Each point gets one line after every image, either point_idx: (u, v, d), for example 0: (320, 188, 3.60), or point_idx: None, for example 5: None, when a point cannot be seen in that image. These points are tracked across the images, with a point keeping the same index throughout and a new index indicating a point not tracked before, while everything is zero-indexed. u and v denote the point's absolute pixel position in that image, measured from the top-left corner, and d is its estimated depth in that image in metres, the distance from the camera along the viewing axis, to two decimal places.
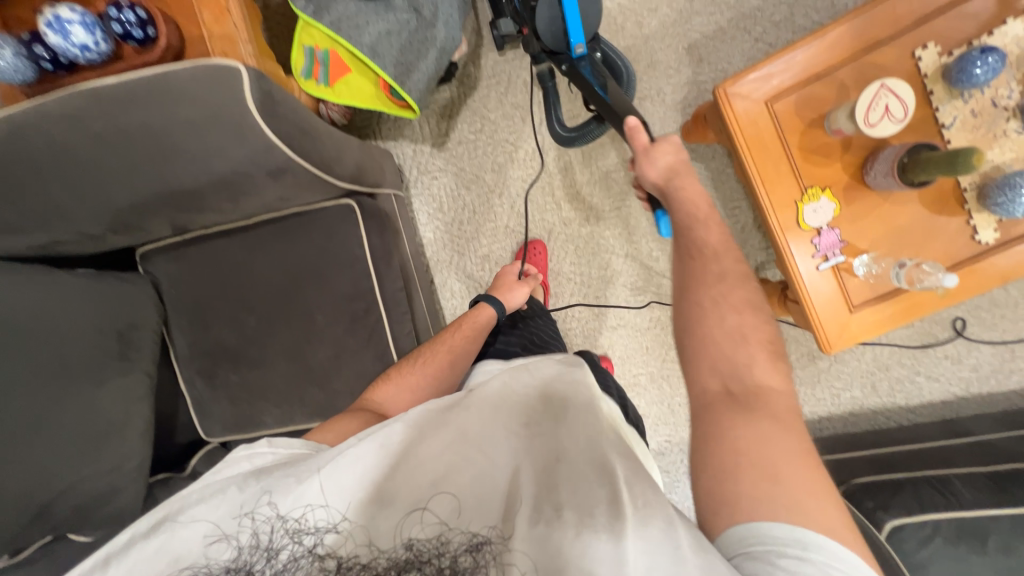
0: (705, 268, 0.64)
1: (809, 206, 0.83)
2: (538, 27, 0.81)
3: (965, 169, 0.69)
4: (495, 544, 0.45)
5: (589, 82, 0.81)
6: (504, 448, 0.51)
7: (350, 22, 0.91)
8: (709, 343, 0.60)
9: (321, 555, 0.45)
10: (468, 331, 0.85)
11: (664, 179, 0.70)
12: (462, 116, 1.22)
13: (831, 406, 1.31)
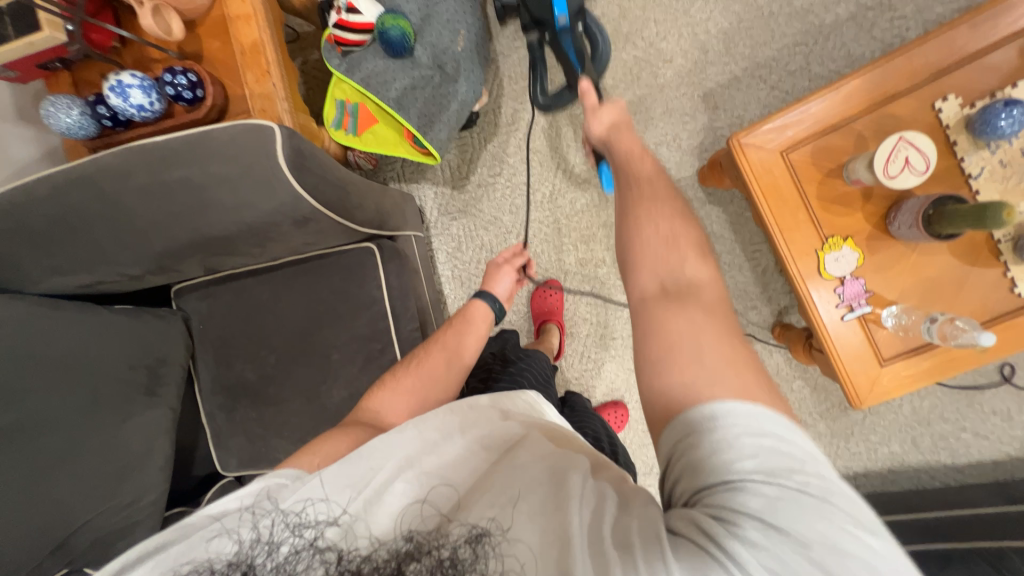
0: (641, 192, 0.64)
1: (831, 255, 0.81)
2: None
3: (998, 225, 0.67)
4: (496, 536, 0.44)
5: (565, 58, 0.88)
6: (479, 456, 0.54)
7: (378, 78, 0.98)
8: (646, 254, 0.59)
9: (321, 547, 0.45)
10: (460, 329, 0.87)
11: (606, 133, 0.75)
12: (482, 160, 1.27)
13: (866, 462, 1.22)
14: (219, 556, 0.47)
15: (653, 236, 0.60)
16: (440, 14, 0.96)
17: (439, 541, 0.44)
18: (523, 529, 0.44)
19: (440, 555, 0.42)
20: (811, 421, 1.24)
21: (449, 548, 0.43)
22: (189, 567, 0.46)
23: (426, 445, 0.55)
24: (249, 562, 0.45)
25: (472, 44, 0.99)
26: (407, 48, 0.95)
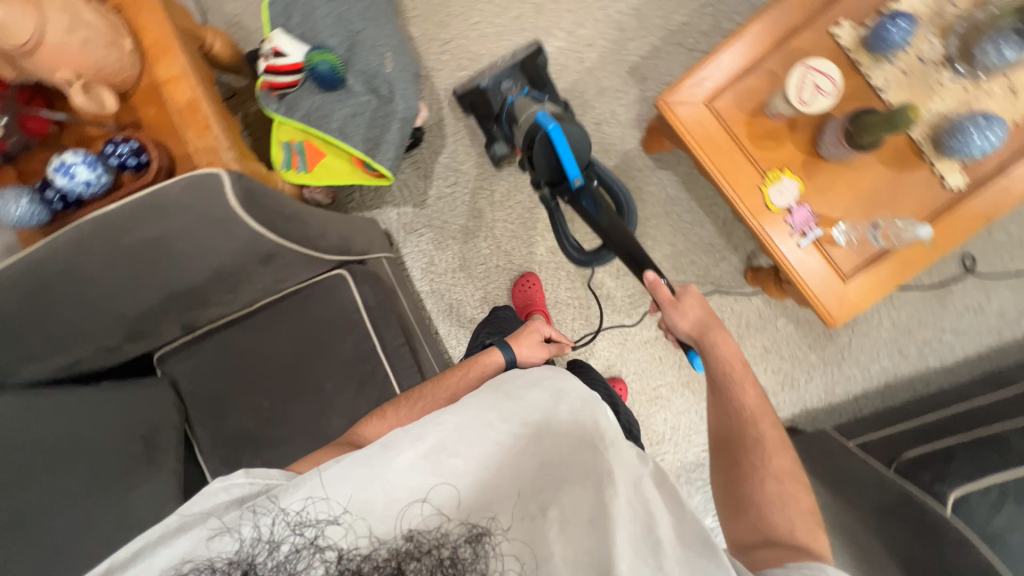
0: (745, 430, 0.72)
1: (773, 187, 0.85)
2: (538, 166, 0.94)
3: (907, 123, 0.72)
4: (495, 534, 0.59)
5: (591, 212, 0.93)
6: (501, 450, 0.65)
7: (318, 113, 1.01)
8: (756, 503, 0.66)
9: (321, 545, 0.58)
10: (476, 372, 0.88)
11: (698, 331, 0.80)
12: (436, 173, 1.30)
13: (863, 382, 1.25)
14: (222, 555, 0.59)
15: (765, 488, 0.67)
16: (365, 40, 1.00)
17: (440, 542, 0.58)
18: (558, 538, 0.58)
19: (442, 554, 0.57)
20: (801, 355, 1.27)
21: (449, 548, 0.57)
22: (191, 564, 0.58)
23: (446, 441, 0.65)
24: (251, 561, 0.58)
25: (401, 60, 1.02)
26: (339, 80, 1.00)
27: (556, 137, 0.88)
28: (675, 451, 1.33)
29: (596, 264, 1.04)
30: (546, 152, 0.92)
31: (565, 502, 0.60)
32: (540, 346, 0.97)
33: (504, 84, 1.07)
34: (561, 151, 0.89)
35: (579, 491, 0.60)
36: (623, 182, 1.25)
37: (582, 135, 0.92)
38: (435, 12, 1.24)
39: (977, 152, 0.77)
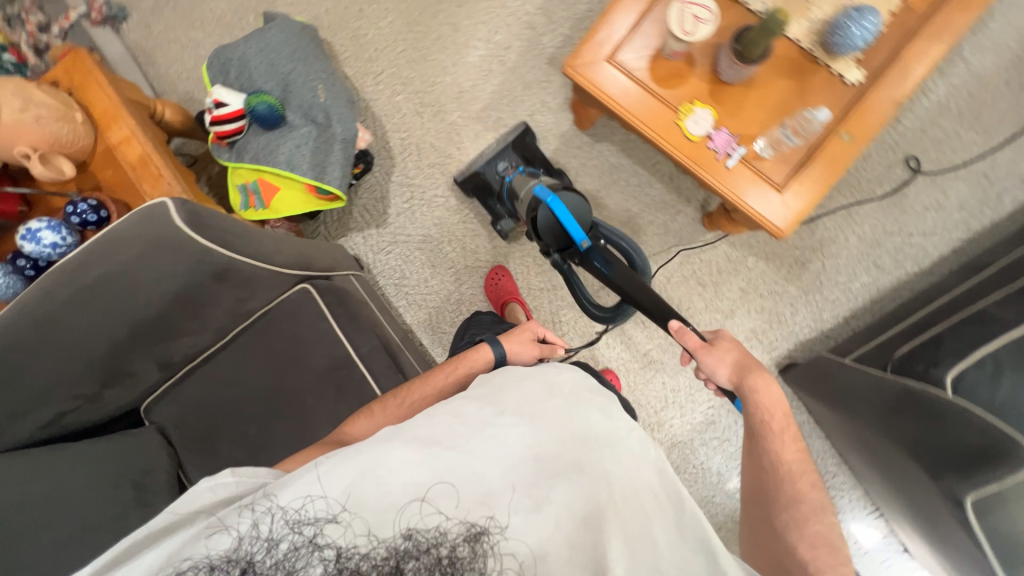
0: (782, 484, 0.73)
1: (689, 120, 0.90)
2: (543, 234, 0.98)
3: (781, 25, 0.77)
4: (495, 534, 0.59)
5: (604, 270, 0.91)
6: (506, 451, 0.65)
7: (265, 151, 1.09)
8: (788, 559, 0.67)
9: (320, 543, 0.57)
10: (463, 368, 0.86)
11: (737, 375, 0.80)
12: (392, 191, 1.37)
13: (848, 303, 1.25)
14: (218, 552, 0.58)
15: (797, 543, 0.67)
16: (298, 79, 1.10)
17: (439, 541, 0.58)
18: (553, 534, 0.60)
19: (440, 553, 0.57)
20: (780, 289, 1.27)
21: (446, 548, 0.58)
22: (189, 562, 0.57)
23: (439, 441, 0.65)
24: (250, 559, 0.57)
25: (333, 90, 1.11)
26: (278, 117, 1.08)
27: (554, 205, 0.96)
28: (683, 415, 1.31)
29: (620, 321, 1.01)
30: (549, 217, 0.97)
31: (564, 500, 0.62)
32: (531, 346, 0.92)
33: (499, 165, 1.23)
34: (563, 219, 0.95)
35: (580, 490, 0.63)
36: (567, 162, 1.31)
37: (581, 201, 0.99)
38: (363, 49, 1.35)
39: (859, 43, 0.83)
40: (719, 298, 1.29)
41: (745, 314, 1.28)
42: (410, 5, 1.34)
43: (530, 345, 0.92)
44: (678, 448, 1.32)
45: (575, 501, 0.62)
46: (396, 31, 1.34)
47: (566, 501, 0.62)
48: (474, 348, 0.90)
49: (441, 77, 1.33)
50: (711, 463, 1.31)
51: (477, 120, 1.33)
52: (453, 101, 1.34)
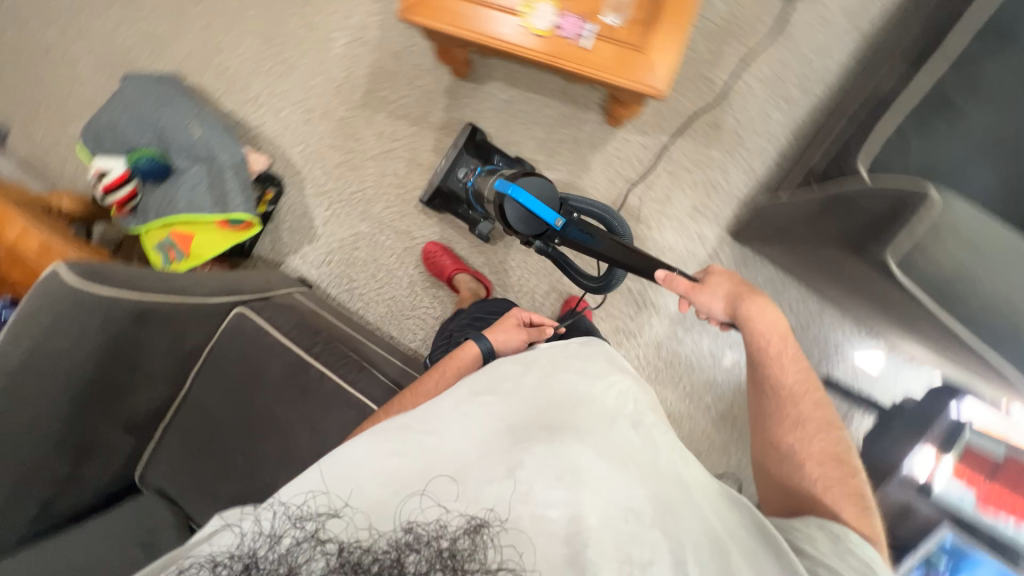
0: (783, 408, 0.74)
1: (533, 17, 0.91)
2: (517, 229, 0.91)
3: None
4: (495, 525, 0.52)
5: (590, 244, 0.87)
6: (483, 430, 0.64)
7: (165, 203, 1.11)
8: (796, 475, 0.71)
9: (321, 539, 0.49)
10: (452, 371, 0.82)
11: (731, 307, 0.76)
12: (310, 204, 1.37)
13: (772, 147, 1.24)
14: (222, 550, 0.51)
15: (809, 464, 0.70)
16: (170, 125, 1.11)
17: (439, 535, 0.48)
18: (548, 507, 0.55)
19: (440, 546, 0.47)
20: (705, 158, 1.26)
21: (447, 540, 0.47)
22: (193, 559, 0.51)
23: (434, 438, 0.63)
24: (252, 557, 0.48)
25: (208, 123, 1.12)
26: (165, 167, 1.10)
27: (518, 197, 0.88)
28: (657, 311, 1.32)
29: (615, 284, 0.98)
30: (517, 209, 0.90)
31: (538, 465, 0.58)
32: (517, 333, 0.88)
33: (459, 171, 1.26)
34: (531, 206, 0.88)
35: (570, 446, 0.60)
36: (461, 114, 1.31)
37: (544, 181, 0.90)
38: (233, 80, 1.35)
39: None
40: (650, 188, 1.28)
41: (680, 194, 1.28)
42: (260, 22, 1.34)
43: (516, 334, 0.88)
44: (665, 345, 1.32)
45: (558, 460, 0.59)
46: (257, 52, 1.34)
47: (552, 463, 0.59)
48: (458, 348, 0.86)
49: (315, 79, 1.34)
50: (700, 347, 1.32)
51: (363, 106, 1.33)
52: (334, 98, 1.34)
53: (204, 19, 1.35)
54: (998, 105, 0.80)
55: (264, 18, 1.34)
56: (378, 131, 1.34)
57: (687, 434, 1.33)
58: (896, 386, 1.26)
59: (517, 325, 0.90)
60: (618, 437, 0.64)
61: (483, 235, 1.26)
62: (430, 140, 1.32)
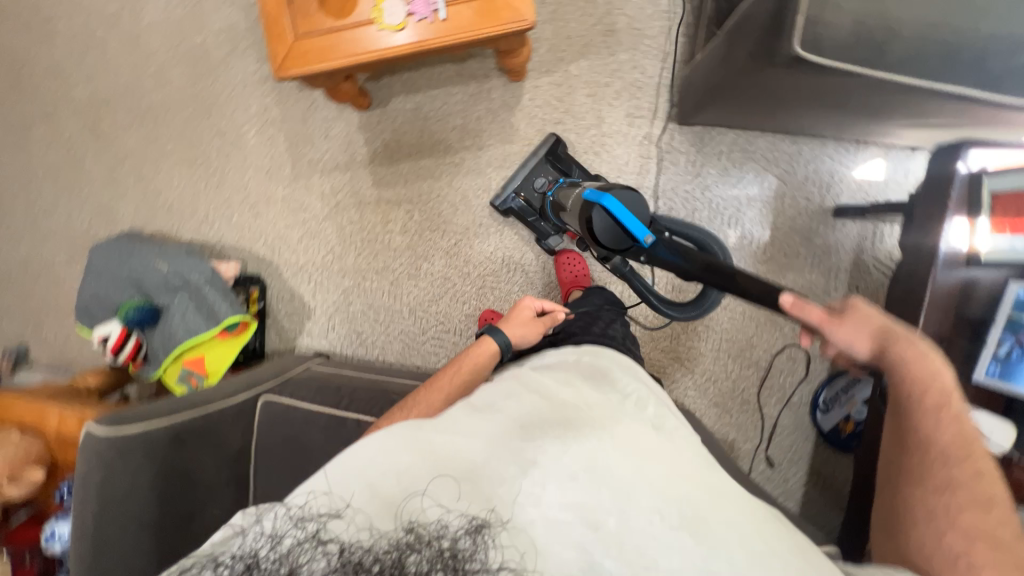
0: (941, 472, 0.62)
1: (384, 15, 0.92)
2: (600, 238, 0.81)
3: None
4: (495, 527, 0.51)
5: (682, 267, 0.78)
6: (487, 427, 0.60)
7: (166, 340, 1.18)
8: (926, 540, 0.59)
9: (322, 540, 0.48)
10: (472, 366, 0.84)
11: (879, 347, 0.67)
12: (292, 284, 1.43)
13: (673, 23, 1.22)
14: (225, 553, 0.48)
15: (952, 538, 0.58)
16: (141, 272, 1.18)
17: (441, 533, 0.48)
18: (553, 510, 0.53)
19: (443, 545, 0.47)
20: (616, 65, 1.25)
21: (449, 539, 0.47)
22: (194, 561, 0.48)
23: (442, 432, 0.59)
24: (254, 557, 0.46)
25: (171, 256, 1.20)
26: (152, 309, 1.17)
27: (611, 206, 0.79)
28: None
29: (681, 314, 0.98)
30: (605, 220, 0.80)
31: (553, 464, 0.56)
32: (534, 325, 0.93)
33: (538, 181, 1.23)
34: (624, 219, 0.79)
35: (583, 442, 0.58)
36: (382, 140, 1.35)
37: (636, 193, 0.81)
38: (181, 212, 1.44)
39: None
40: (581, 117, 1.27)
41: (610, 109, 1.26)
42: (178, 150, 1.42)
43: (535, 326, 0.93)
44: None
45: (575, 461, 0.56)
46: (188, 178, 1.43)
47: (569, 464, 0.56)
48: (476, 343, 0.88)
49: (246, 175, 1.41)
50: None
51: (297, 177, 1.39)
52: (269, 182, 1.40)
53: (133, 173, 1.45)
54: None
55: (180, 145, 1.42)
56: (319, 192, 1.38)
57: (729, 324, 1.30)
58: (907, 175, 1.19)
59: (532, 316, 0.94)
60: (636, 437, 0.61)
61: (551, 249, 1.29)
62: (367, 176, 1.36)
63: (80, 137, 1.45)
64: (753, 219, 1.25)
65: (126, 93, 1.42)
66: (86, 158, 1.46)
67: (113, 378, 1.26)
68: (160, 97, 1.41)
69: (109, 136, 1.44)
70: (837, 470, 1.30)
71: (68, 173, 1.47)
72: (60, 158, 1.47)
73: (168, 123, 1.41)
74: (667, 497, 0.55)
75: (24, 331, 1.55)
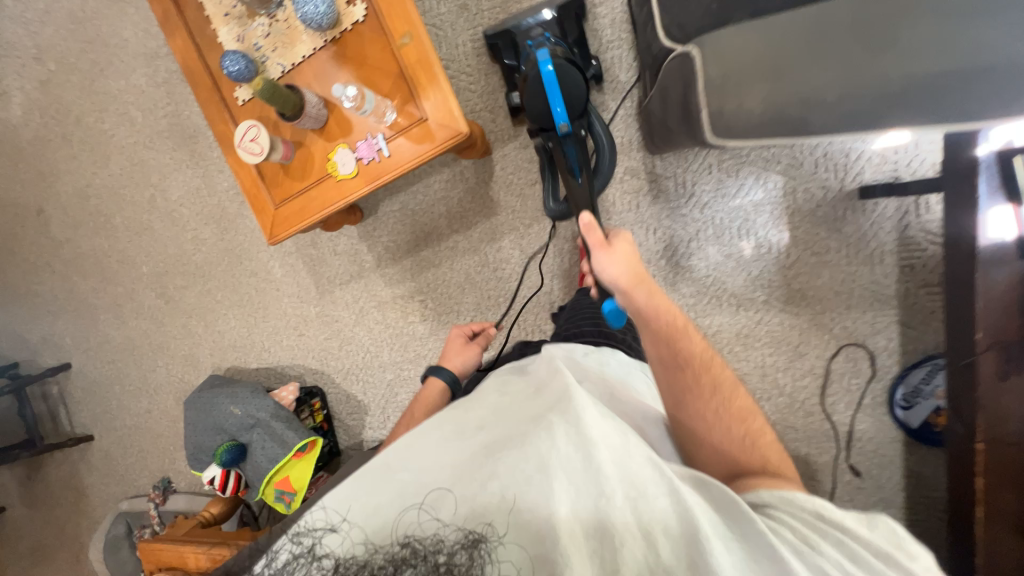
0: (700, 384, 0.73)
1: (339, 169, 0.99)
2: (529, 104, 0.99)
3: (268, 87, 0.87)
4: (492, 541, 0.45)
5: (575, 159, 1.00)
6: (467, 437, 0.55)
7: (254, 470, 1.37)
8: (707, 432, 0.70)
9: (319, 556, 0.47)
10: (424, 407, 0.99)
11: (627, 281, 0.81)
12: (342, 386, 1.58)
13: (624, 52, 1.16)
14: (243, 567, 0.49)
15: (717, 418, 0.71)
16: (221, 419, 1.38)
17: (438, 548, 0.45)
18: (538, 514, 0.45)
19: (439, 560, 0.44)
20: None
21: (445, 554, 0.44)
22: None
23: (419, 446, 0.55)
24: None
25: (240, 399, 1.39)
26: (241, 445, 1.36)
27: (546, 68, 0.94)
28: (647, 258, 1.23)
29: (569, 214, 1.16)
30: (539, 92, 0.96)
31: (517, 463, 0.48)
32: (467, 348, 1.11)
33: (535, 32, 1.09)
34: (550, 92, 0.95)
35: (545, 434, 0.50)
36: (382, 244, 1.44)
37: (580, 82, 0.98)
38: (244, 346, 1.66)
39: (319, 10, 0.89)
40: None
41: None
42: (226, 296, 1.63)
43: (467, 348, 1.11)
44: (678, 278, 1.23)
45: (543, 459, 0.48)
46: (240, 316, 1.64)
47: (535, 458, 0.48)
48: (426, 385, 1.05)
49: (282, 303, 1.58)
50: (713, 259, 1.20)
51: (322, 295, 1.53)
52: (302, 304, 1.56)
53: (200, 323, 1.69)
54: None
55: (227, 291, 1.63)
56: (344, 303, 1.51)
57: (769, 338, 1.20)
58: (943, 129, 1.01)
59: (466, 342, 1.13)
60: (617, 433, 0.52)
61: (513, 104, 1.18)
62: (379, 279, 1.46)
63: (155, 304, 1.73)
64: (766, 225, 1.15)
65: (176, 260, 1.65)
66: (165, 320, 1.73)
67: (230, 503, 1.50)
68: (201, 256, 1.62)
69: (176, 298, 1.70)
70: (942, 467, 1.14)
71: (156, 335, 1.76)
72: (148, 325, 1.76)
73: (212, 275, 1.63)
74: (645, 483, 0.47)
75: (164, 465, 1.90)
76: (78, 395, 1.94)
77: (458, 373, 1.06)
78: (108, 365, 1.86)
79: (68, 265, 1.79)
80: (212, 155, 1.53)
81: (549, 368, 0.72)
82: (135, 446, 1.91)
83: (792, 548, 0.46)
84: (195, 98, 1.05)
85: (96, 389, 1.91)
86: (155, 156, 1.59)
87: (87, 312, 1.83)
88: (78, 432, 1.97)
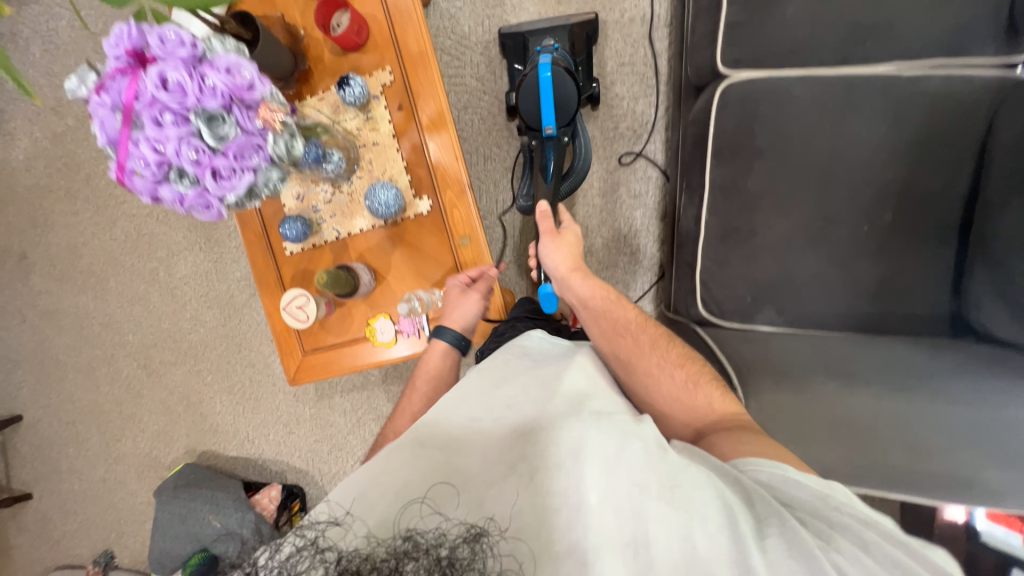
0: (635, 338, 0.80)
1: (376, 336, 1.02)
2: (522, 103, 1.05)
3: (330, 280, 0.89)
4: (495, 536, 0.48)
5: (548, 161, 1.07)
6: (489, 432, 0.58)
7: None
8: (656, 387, 0.74)
9: (321, 550, 0.46)
10: (423, 380, 0.88)
11: (567, 264, 0.89)
12: (324, 492, 1.55)
13: (649, 242, 1.27)
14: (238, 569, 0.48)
15: (667, 376, 0.75)
16: (198, 527, 1.35)
17: (439, 542, 0.45)
18: (554, 500, 0.49)
19: (440, 554, 0.44)
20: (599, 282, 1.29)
21: (446, 548, 0.45)
22: None
23: (438, 439, 0.59)
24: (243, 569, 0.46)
25: (221, 509, 1.36)
26: (209, 558, 1.31)
27: (546, 74, 1.01)
28: None
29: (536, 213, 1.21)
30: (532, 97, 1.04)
31: (538, 453, 0.53)
32: (466, 298, 0.93)
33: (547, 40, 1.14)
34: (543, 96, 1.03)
35: (569, 426, 0.55)
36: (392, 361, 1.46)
37: (574, 92, 1.03)
38: (226, 432, 1.61)
39: (391, 208, 0.94)
40: None
41: None
42: (217, 380, 1.59)
43: (465, 298, 0.92)
44: None
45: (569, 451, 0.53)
46: (228, 403, 1.60)
47: (559, 444, 0.53)
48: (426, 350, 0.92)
49: (277, 398, 1.56)
50: None
51: (321, 398, 1.53)
52: (298, 403, 1.54)
53: (182, 402, 1.63)
54: (785, 212, 0.78)
55: (219, 376, 1.59)
56: (342, 410, 1.52)
57: None
58: None
59: (461, 292, 0.94)
60: (631, 432, 0.57)
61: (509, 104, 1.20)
62: (382, 394, 1.48)
63: (135, 374, 1.65)
64: None
65: (168, 335, 1.60)
66: (143, 392, 1.66)
67: None
68: (197, 337, 1.58)
69: (159, 372, 1.63)
70: None
71: (129, 404, 1.67)
72: (122, 393, 1.67)
73: (206, 358, 1.59)
74: (668, 475, 0.53)
75: (109, 537, 1.77)
76: (24, 451, 1.79)
77: (463, 332, 0.92)
78: (67, 425, 1.74)
79: (43, 318, 1.69)
80: (230, 244, 1.52)
81: (567, 355, 0.77)
82: (79, 513, 1.77)
83: (813, 541, 0.47)
84: (239, 234, 1.05)
85: (46, 448, 1.77)
86: (167, 233, 1.55)
87: (54, 367, 1.72)
88: (14, 489, 1.81)
